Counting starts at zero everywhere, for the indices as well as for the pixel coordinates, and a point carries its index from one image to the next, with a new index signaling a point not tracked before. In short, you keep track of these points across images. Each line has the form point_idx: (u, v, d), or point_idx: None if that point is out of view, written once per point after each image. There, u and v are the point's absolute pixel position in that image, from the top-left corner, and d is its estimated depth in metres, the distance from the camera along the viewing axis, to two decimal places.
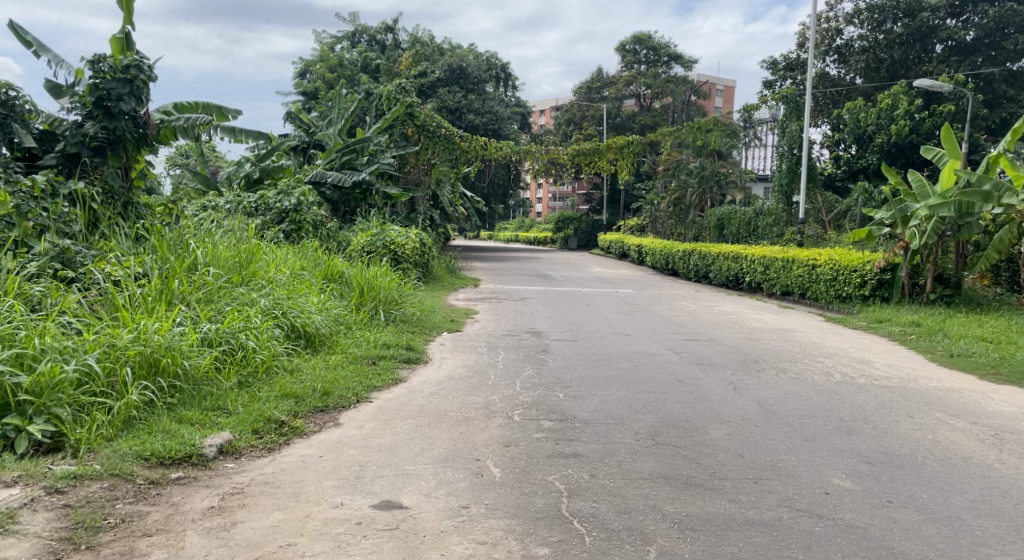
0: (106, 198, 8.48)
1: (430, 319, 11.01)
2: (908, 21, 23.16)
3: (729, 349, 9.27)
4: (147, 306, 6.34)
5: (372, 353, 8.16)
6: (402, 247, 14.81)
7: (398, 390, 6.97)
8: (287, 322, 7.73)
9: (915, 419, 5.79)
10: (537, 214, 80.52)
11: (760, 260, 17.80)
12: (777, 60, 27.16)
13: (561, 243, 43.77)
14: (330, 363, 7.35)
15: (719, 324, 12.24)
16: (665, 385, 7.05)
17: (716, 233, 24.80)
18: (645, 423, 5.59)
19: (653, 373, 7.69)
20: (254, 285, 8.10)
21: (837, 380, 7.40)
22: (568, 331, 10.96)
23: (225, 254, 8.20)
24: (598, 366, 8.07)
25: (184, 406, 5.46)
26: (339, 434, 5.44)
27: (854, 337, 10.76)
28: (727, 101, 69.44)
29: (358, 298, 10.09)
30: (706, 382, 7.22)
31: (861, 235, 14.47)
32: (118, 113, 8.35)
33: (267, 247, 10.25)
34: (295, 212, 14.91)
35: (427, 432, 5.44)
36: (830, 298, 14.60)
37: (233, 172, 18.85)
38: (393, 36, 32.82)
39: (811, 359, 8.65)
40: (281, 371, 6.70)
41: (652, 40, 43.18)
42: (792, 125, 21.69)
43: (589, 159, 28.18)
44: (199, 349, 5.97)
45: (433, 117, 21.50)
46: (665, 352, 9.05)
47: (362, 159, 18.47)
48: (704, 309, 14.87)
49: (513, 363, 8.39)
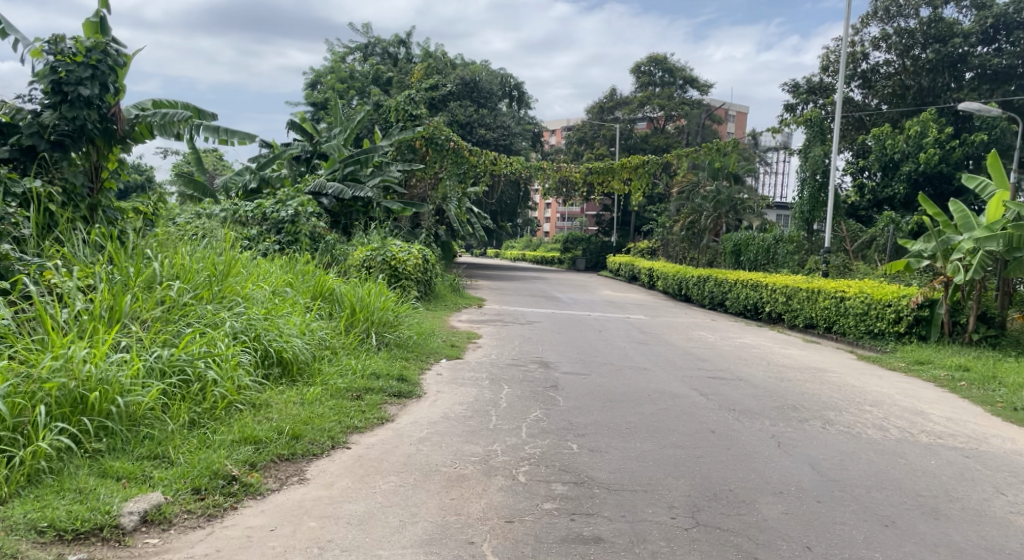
0: (67, 199, 7.57)
1: (427, 344, 9.98)
2: (938, 47, 22.16)
3: (762, 392, 8.22)
4: (87, 327, 5.44)
5: (357, 385, 7.12)
6: (404, 263, 13.82)
7: (383, 433, 5.92)
8: (261, 348, 6.72)
9: (1010, 498, 4.80)
10: (544, 234, 79.55)
11: (782, 289, 16.76)
12: (799, 82, 26.23)
13: (569, 263, 42.89)
14: (308, 398, 6.31)
15: (744, 360, 11.19)
16: (696, 437, 6.03)
17: (731, 259, 23.78)
18: (680, 491, 4.60)
19: (680, 420, 6.65)
20: (226, 302, 7.11)
21: (896, 438, 6.36)
22: (579, 362, 9.91)
23: (195, 266, 7.22)
24: (615, 408, 7.05)
25: (113, 455, 4.50)
26: (305, 493, 4.46)
27: (897, 382, 9.70)
28: (740, 125, 68.56)
29: (348, 318, 9.09)
30: (744, 435, 6.19)
31: (898, 268, 13.45)
32: (79, 100, 7.47)
33: (250, 258, 9.26)
34: (291, 223, 13.98)
35: (414, 495, 4.46)
36: (861, 333, 13.58)
37: (232, 180, 17.91)
38: (405, 49, 32.08)
39: (857, 408, 7.60)
40: (245, 407, 5.69)
41: (668, 62, 42.26)
42: (816, 151, 20.75)
43: (602, 178, 27.09)
44: (142, 382, 5.01)
45: (443, 129, 20.55)
46: (690, 393, 8.00)
47: (366, 171, 17.57)
48: (724, 340, 13.81)
49: (519, 400, 7.36)
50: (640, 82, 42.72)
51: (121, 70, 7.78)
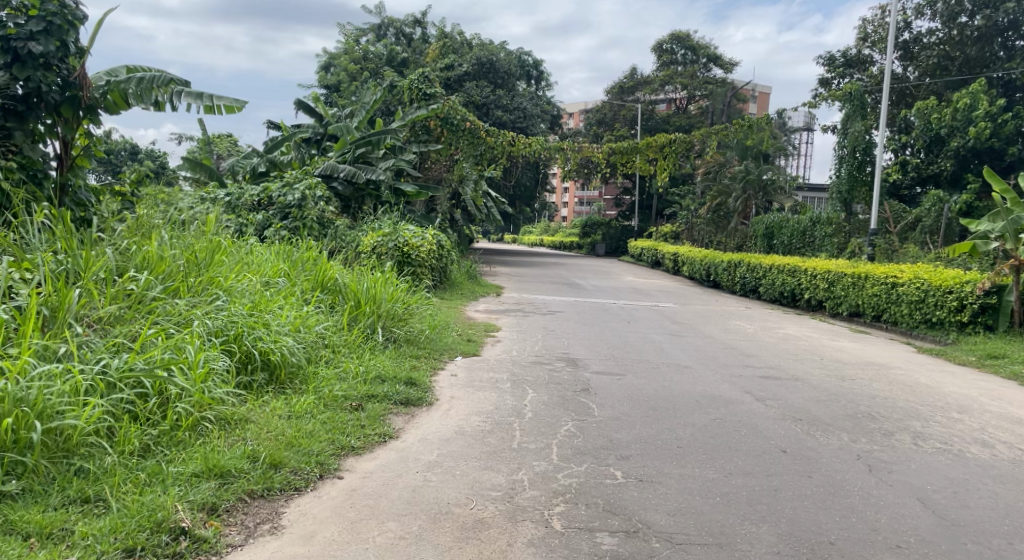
0: (24, 176, 6.60)
1: (441, 339, 8.94)
2: (989, 13, 20.74)
3: (829, 398, 7.09)
4: (16, 332, 4.41)
5: (357, 392, 6.06)
6: (417, 249, 12.79)
7: (386, 456, 4.85)
8: (241, 351, 5.65)
9: None
10: (563, 219, 78.23)
11: (823, 275, 15.58)
12: (834, 56, 25.07)
13: (589, 249, 41.76)
14: (296, 411, 5.26)
15: (793, 354, 10.07)
16: (767, 457, 4.98)
17: (763, 243, 22.41)
18: (763, 547, 3.65)
19: (741, 433, 5.59)
20: (205, 295, 6.04)
21: (1009, 458, 5.26)
22: (612, 359, 8.80)
23: (169, 253, 6.15)
24: (661, 419, 5.98)
25: (29, 500, 3.54)
26: (275, 552, 3.50)
27: (974, 380, 8.55)
28: (762, 105, 66.90)
29: (353, 312, 8.04)
30: (822, 453, 5.14)
31: (961, 250, 12.32)
32: (31, 59, 6.42)
33: (241, 245, 8.22)
34: (298, 208, 12.90)
35: (419, 555, 3.53)
36: (916, 322, 12.52)
37: (237, 163, 16.82)
38: (421, 29, 30.91)
39: (946, 417, 6.49)
40: (216, 425, 4.63)
41: (691, 39, 40.71)
42: (856, 126, 19.26)
43: (627, 159, 25.78)
44: (80, 400, 4.02)
45: (459, 109, 19.52)
46: (745, 399, 6.89)
47: (378, 153, 16.58)
48: (765, 331, 12.67)
49: (545, 409, 6.26)
50: (661, 61, 41.28)
51: (79, 24, 6.69)
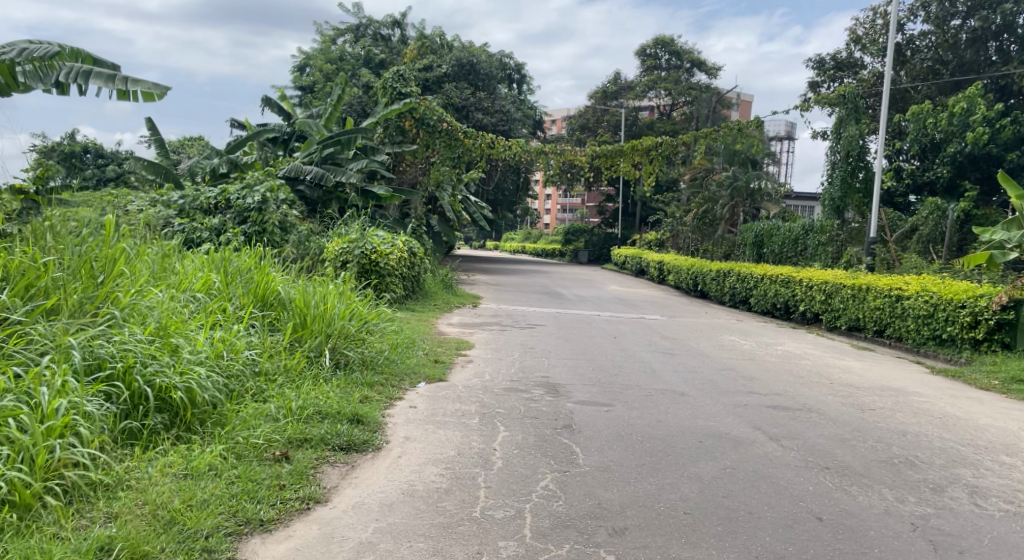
0: None
1: (403, 361, 7.77)
2: (986, 14, 19.88)
3: (855, 435, 5.99)
4: None
5: (285, 435, 4.87)
6: (386, 257, 11.62)
7: (302, 534, 3.67)
8: (131, 390, 4.44)
9: None
10: (545, 226, 77.46)
11: (820, 286, 14.56)
12: (824, 58, 24.27)
13: (571, 256, 40.81)
14: (195, 468, 4.05)
15: (798, 376, 9.02)
16: (799, 528, 3.95)
17: (752, 252, 21.61)
18: None
19: (761, 488, 4.53)
20: (93, 316, 4.82)
21: None
22: (598, 383, 7.71)
23: (46, 264, 4.96)
24: (662, 466, 4.92)
25: None
26: None
27: (1008, 410, 7.49)
28: (745, 113, 66.61)
29: (295, 333, 6.80)
30: (868, 520, 4.10)
31: (975, 261, 11.26)
32: None
33: (166, 251, 6.97)
34: (257, 212, 11.62)
35: None
36: (924, 339, 11.50)
37: (196, 163, 15.51)
38: (400, 31, 29.71)
39: (997, 462, 5.44)
40: (69, 497, 3.59)
41: (675, 44, 39.78)
42: (850, 130, 18.14)
43: (612, 163, 24.46)
44: None
45: (435, 109, 18.06)
46: (757, 437, 5.78)
47: (348, 154, 15.35)
48: (762, 347, 11.63)
49: (519, 455, 5.11)
50: (644, 65, 40.36)
51: None
